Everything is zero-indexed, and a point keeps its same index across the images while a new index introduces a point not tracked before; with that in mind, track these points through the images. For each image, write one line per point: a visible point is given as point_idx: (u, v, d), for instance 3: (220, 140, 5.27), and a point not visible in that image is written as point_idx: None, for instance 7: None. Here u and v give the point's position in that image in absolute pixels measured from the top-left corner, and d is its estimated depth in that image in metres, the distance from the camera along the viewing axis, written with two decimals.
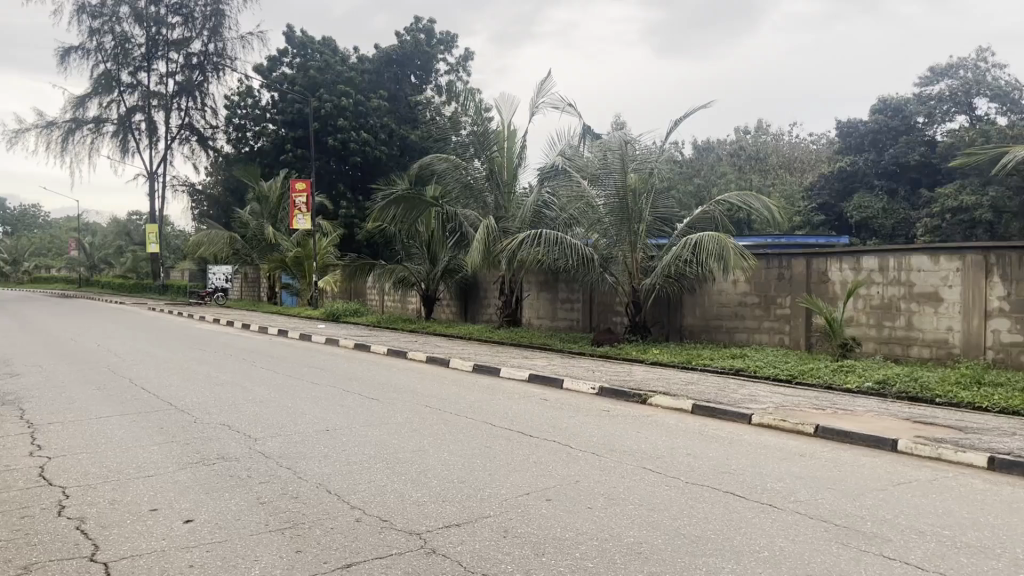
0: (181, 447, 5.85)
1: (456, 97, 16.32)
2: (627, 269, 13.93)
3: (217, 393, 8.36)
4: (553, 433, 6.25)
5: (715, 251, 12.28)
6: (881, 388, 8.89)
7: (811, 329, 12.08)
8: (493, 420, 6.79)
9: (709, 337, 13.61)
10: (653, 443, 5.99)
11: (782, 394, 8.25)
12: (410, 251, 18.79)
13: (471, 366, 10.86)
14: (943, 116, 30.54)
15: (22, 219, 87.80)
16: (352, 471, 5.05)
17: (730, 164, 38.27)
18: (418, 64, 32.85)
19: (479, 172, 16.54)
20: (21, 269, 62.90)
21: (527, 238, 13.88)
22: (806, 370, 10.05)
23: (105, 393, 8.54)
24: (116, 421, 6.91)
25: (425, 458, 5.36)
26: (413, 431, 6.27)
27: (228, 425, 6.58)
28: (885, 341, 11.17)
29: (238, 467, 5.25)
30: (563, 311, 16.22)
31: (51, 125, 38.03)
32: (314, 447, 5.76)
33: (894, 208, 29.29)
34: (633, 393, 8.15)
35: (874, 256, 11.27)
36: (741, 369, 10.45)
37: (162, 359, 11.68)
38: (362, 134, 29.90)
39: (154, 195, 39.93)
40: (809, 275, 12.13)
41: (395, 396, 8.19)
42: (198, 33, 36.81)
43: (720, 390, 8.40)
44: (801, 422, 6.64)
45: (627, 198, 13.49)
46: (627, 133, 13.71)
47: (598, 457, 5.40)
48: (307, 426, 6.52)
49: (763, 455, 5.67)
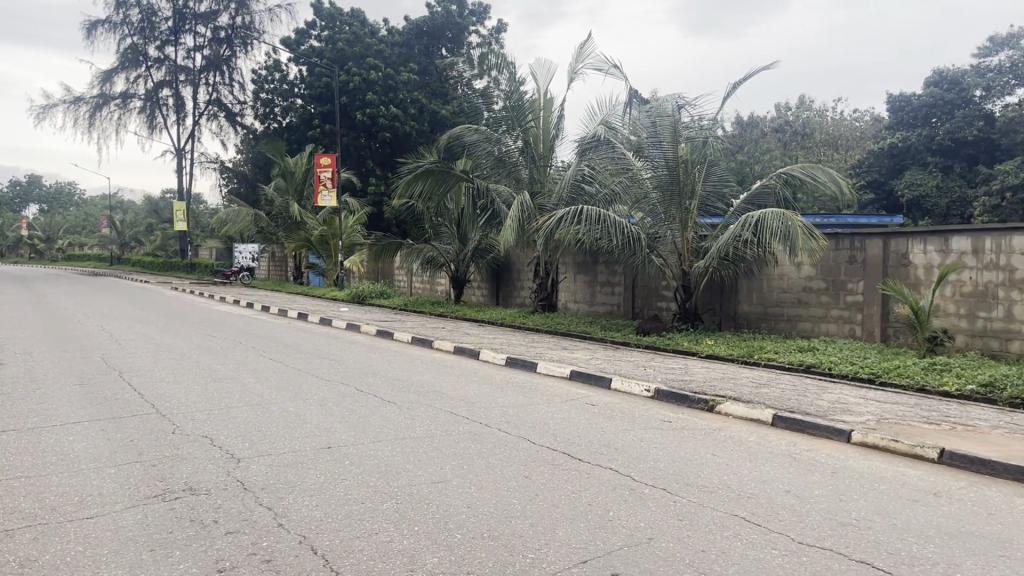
0: (142, 471, 4.69)
1: (489, 69, 14.92)
2: (676, 248, 12.59)
3: (210, 394, 7.17)
4: (607, 455, 5.02)
5: (779, 230, 10.87)
6: (988, 392, 7.50)
7: (889, 319, 10.65)
8: (531, 435, 5.57)
9: (767, 327, 12.26)
10: (739, 472, 4.71)
11: (877, 401, 6.88)
12: (438, 230, 17.63)
13: (502, 360, 9.62)
14: (1003, 89, 28.60)
15: (58, 197, 88.08)
16: (351, 516, 3.86)
17: (775, 140, 36.41)
18: (448, 36, 31.51)
19: (513, 146, 15.26)
20: (53, 247, 62.57)
21: (567, 214, 12.48)
22: (892, 368, 8.64)
23: (84, 391, 7.42)
24: (82, 430, 5.79)
25: (447, 495, 4.15)
26: (435, 451, 5.07)
27: (212, 441, 5.42)
28: (978, 334, 9.71)
29: (206, 505, 4.06)
30: (602, 295, 14.93)
31: (79, 101, 37.35)
32: (307, 475, 4.57)
33: (948, 186, 27.29)
34: (697, 398, 6.87)
35: (966, 237, 9.80)
36: (814, 366, 9.10)
37: (163, 349, 10.52)
38: (391, 108, 28.63)
39: (182, 172, 39.13)
40: (884, 259, 10.70)
41: (416, 398, 7.02)
42: (226, 6, 35.68)
43: (801, 395, 7.06)
44: (918, 441, 5.29)
45: (677, 171, 12.19)
46: (680, 97, 12.35)
47: (670, 499, 4.13)
48: (306, 442, 5.34)
49: (883, 493, 4.35)
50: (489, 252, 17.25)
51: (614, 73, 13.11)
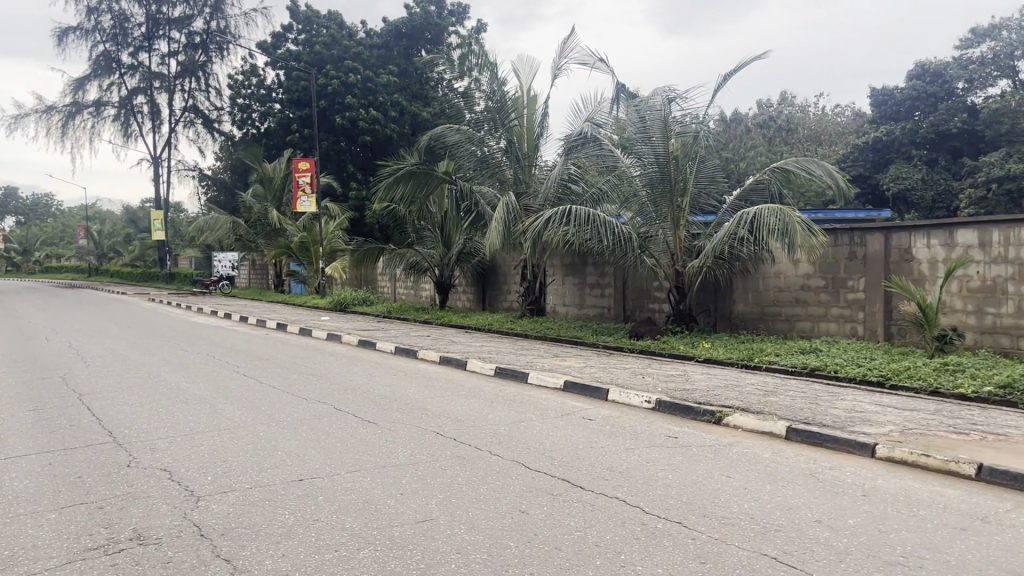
0: (87, 517, 4.14)
1: (470, 69, 14.44)
2: (668, 247, 12.14)
3: (174, 418, 6.61)
4: (610, 482, 4.51)
5: (777, 225, 10.39)
6: (1007, 394, 7.04)
7: (892, 318, 10.23)
8: (526, 458, 5.07)
9: (765, 328, 11.80)
10: (759, 499, 4.21)
11: (895, 408, 6.40)
12: (422, 234, 17.08)
13: (491, 369, 9.10)
14: (985, 80, 28.37)
15: (33, 209, 86.55)
16: (322, 568, 3.32)
17: (759, 136, 35.99)
18: (428, 37, 30.83)
19: (497, 146, 14.73)
20: (32, 259, 60.99)
21: (554, 215, 11.98)
22: (902, 370, 8.19)
23: (36, 418, 6.82)
24: (26, 465, 5.22)
25: (435, 539, 3.62)
26: (420, 481, 4.55)
27: (169, 474, 4.87)
28: (988, 331, 9.27)
29: (154, 559, 3.51)
30: (592, 297, 14.45)
31: (51, 109, 36.47)
32: (275, 515, 4.03)
33: (934, 178, 27.04)
34: (702, 410, 6.38)
35: (973, 230, 9.37)
36: (821, 370, 8.64)
37: (129, 367, 9.91)
38: (371, 112, 28.06)
39: (159, 180, 38.35)
40: (886, 254, 10.25)
41: (399, 416, 6.49)
42: (200, 10, 34.97)
43: (812, 403, 6.58)
44: (952, 456, 4.82)
45: (669, 167, 11.71)
46: (670, 90, 11.88)
47: (690, 537, 3.61)
48: (276, 474, 4.81)
49: (926, 521, 3.86)
50: (474, 255, 16.76)
51: (601, 67, 12.62)
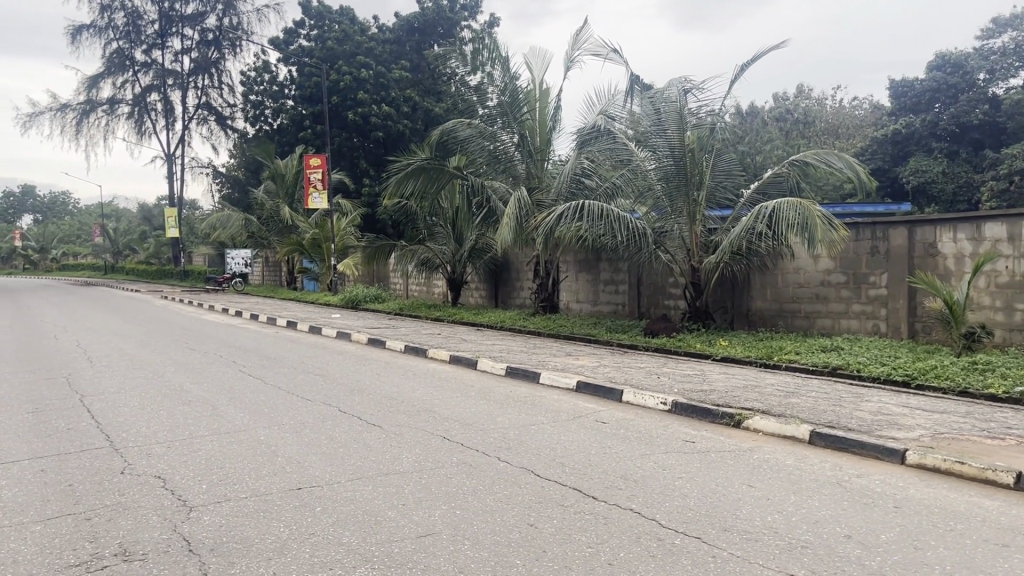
0: (73, 529, 3.93)
1: (482, 63, 14.17)
2: (684, 243, 11.83)
3: (172, 421, 6.39)
4: (623, 493, 4.25)
5: (797, 220, 10.08)
6: None
7: (916, 314, 9.91)
8: (535, 465, 4.83)
9: (784, 324, 11.49)
10: (783, 512, 3.94)
11: (923, 410, 6.12)
12: (433, 230, 16.86)
13: (502, 369, 8.87)
14: (1006, 71, 27.81)
15: (51, 207, 87.03)
16: None
17: (776, 130, 35.49)
18: (440, 31, 30.58)
19: (509, 141, 14.45)
20: (49, 257, 61.19)
21: (567, 211, 11.73)
22: (929, 369, 7.87)
23: (32, 421, 6.62)
24: (16, 472, 5.02)
25: (436, 556, 3.38)
26: (423, 490, 4.32)
27: (162, 483, 4.66)
28: (1018, 328, 8.94)
29: None
30: (606, 294, 14.18)
31: (65, 108, 36.52)
32: (269, 529, 3.80)
33: (955, 171, 26.49)
34: (721, 413, 6.12)
35: (1000, 223, 9.03)
36: (844, 369, 8.34)
37: (134, 367, 9.73)
38: (384, 107, 27.87)
39: (172, 178, 38.37)
40: (910, 249, 9.92)
41: (405, 419, 6.27)
42: (212, 7, 34.87)
43: (836, 405, 6.30)
44: (988, 463, 4.54)
45: (685, 160, 11.41)
46: (685, 81, 11.57)
47: (709, 556, 3.35)
48: (274, 482, 4.58)
49: (966, 536, 3.59)
50: (487, 252, 16.52)
51: (614, 59, 12.32)
